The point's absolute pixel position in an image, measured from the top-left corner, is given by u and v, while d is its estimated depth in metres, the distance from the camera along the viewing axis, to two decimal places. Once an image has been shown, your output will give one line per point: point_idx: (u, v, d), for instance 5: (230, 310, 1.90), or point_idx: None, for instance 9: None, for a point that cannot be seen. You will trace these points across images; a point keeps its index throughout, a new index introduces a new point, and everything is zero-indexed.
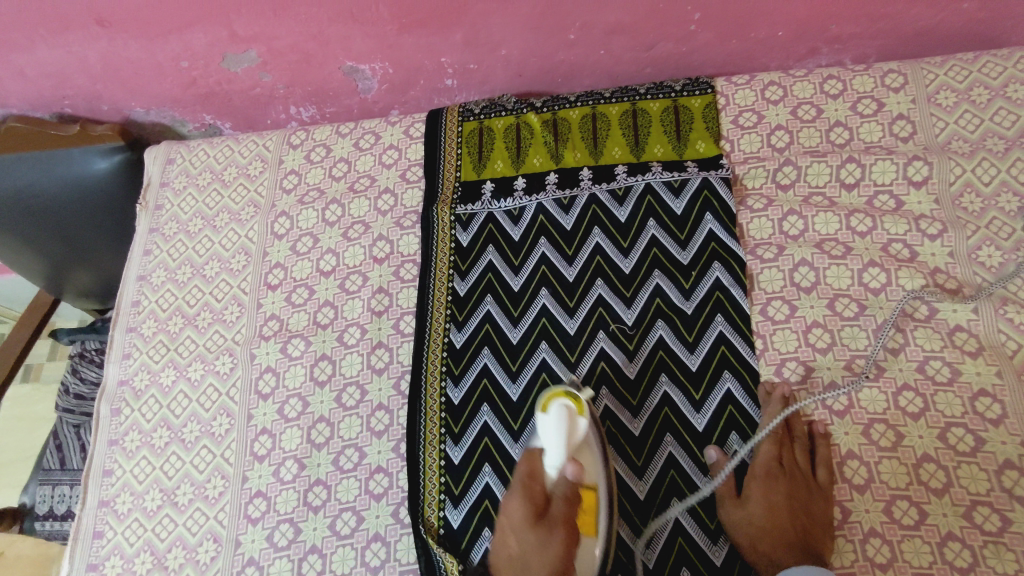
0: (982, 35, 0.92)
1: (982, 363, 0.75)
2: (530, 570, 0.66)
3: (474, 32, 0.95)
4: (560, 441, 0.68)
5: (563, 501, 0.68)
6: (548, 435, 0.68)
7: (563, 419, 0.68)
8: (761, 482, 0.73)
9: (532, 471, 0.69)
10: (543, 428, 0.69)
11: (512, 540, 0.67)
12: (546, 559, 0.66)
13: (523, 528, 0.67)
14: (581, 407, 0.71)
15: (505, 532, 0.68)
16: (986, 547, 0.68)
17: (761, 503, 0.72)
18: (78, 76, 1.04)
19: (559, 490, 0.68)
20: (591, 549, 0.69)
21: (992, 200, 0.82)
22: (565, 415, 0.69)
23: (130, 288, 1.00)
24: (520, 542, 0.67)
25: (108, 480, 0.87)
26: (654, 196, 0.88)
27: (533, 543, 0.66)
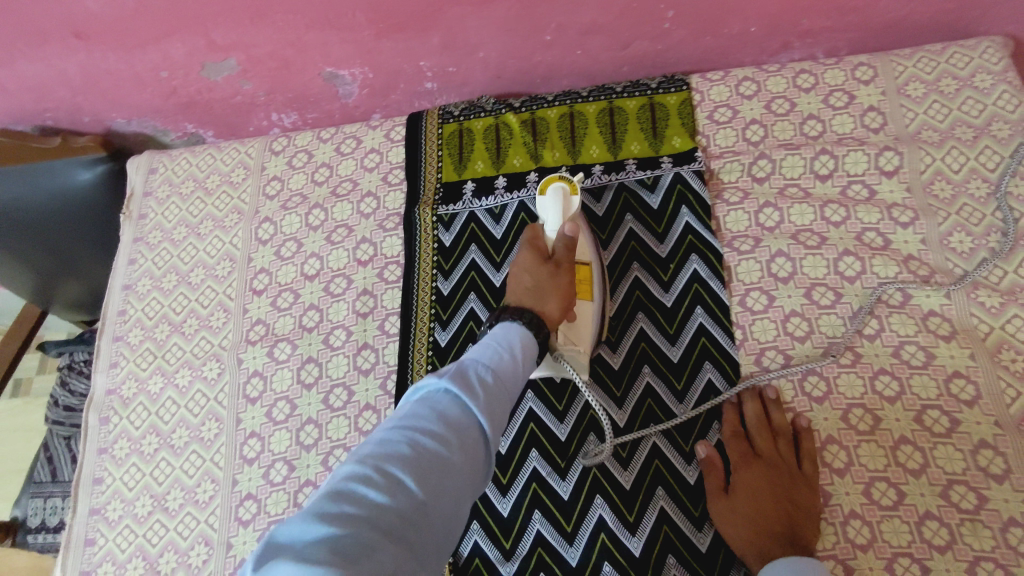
0: (950, 26, 0.94)
1: (956, 346, 0.76)
2: (545, 293, 0.71)
3: (451, 35, 0.96)
4: (559, 210, 0.79)
5: (565, 251, 0.76)
6: (546, 210, 0.80)
7: (559, 194, 0.79)
8: (749, 473, 0.74)
9: (535, 235, 0.79)
10: (546, 209, 0.80)
11: (524, 275, 0.73)
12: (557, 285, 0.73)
13: (535, 266, 0.74)
14: (574, 189, 0.81)
15: (517, 273, 0.74)
16: (963, 524, 0.69)
17: (749, 493, 0.72)
18: (58, 89, 1.04)
19: (561, 244, 0.77)
20: (587, 308, 0.79)
21: (962, 186, 0.84)
22: (562, 189, 0.80)
23: (116, 297, 1.00)
24: (534, 273, 0.73)
25: (99, 488, 0.88)
26: (630, 193, 0.92)
27: (546, 275, 0.73)
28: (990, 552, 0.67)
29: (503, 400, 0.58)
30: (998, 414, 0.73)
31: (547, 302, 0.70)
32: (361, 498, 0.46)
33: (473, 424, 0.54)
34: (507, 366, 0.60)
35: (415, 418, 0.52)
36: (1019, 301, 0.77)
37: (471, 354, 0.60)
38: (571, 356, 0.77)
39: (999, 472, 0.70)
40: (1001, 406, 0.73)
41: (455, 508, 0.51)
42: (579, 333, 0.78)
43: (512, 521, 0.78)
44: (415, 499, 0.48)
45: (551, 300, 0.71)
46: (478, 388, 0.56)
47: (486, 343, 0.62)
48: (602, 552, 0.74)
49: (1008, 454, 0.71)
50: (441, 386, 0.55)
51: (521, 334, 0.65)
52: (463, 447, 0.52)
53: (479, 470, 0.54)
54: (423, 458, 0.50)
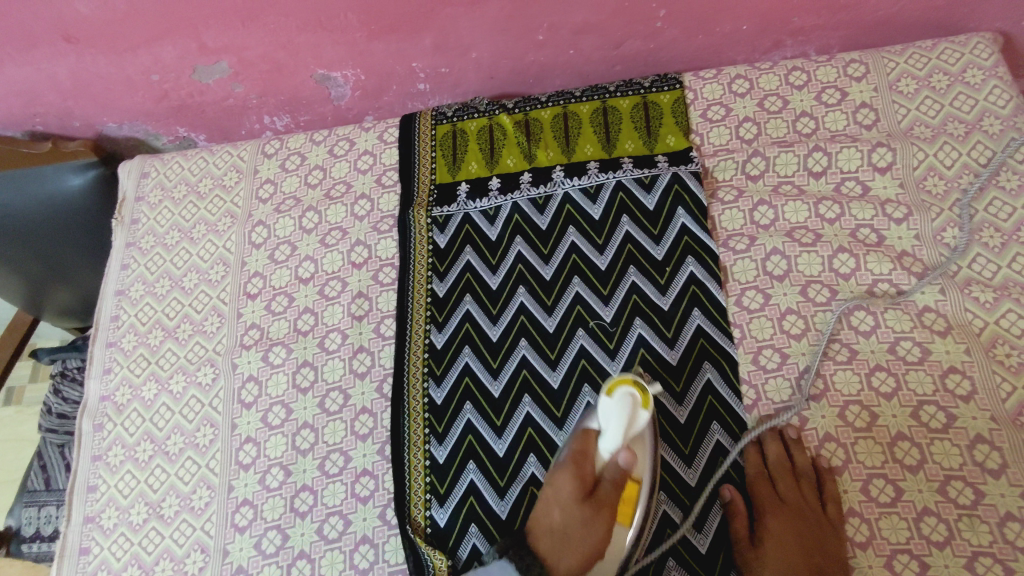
0: (940, 22, 0.94)
1: (951, 341, 0.76)
2: (567, 539, 0.71)
3: (443, 36, 0.95)
4: (621, 429, 0.69)
5: (611, 486, 0.71)
6: (608, 422, 0.70)
7: (627, 406, 0.69)
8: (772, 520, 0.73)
9: (585, 448, 0.72)
10: (607, 413, 0.70)
11: (553, 510, 0.71)
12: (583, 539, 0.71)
13: (569, 503, 0.71)
14: (646, 400, 0.70)
15: (549, 503, 0.72)
16: (961, 520, 0.69)
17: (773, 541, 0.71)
18: (48, 94, 1.04)
19: (609, 475, 0.71)
20: (621, 535, 0.72)
21: (954, 182, 0.84)
22: (630, 402, 0.70)
23: (109, 303, 0.99)
24: (563, 511, 0.71)
25: (93, 496, 0.87)
26: (626, 192, 0.90)
27: (576, 518, 0.71)
28: (988, 547, 0.68)
29: None
30: (994, 409, 0.73)
31: (561, 559, 0.70)
32: None
33: None
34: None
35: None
36: (1013, 295, 0.77)
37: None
38: None
39: (996, 467, 0.70)
40: (996, 401, 0.73)
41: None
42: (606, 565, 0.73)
43: (513, 521, 0.76)
44: None
45: (567, 551, 0.70)
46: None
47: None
48: None
49: (1004, 449, 0.71)
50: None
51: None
52: None
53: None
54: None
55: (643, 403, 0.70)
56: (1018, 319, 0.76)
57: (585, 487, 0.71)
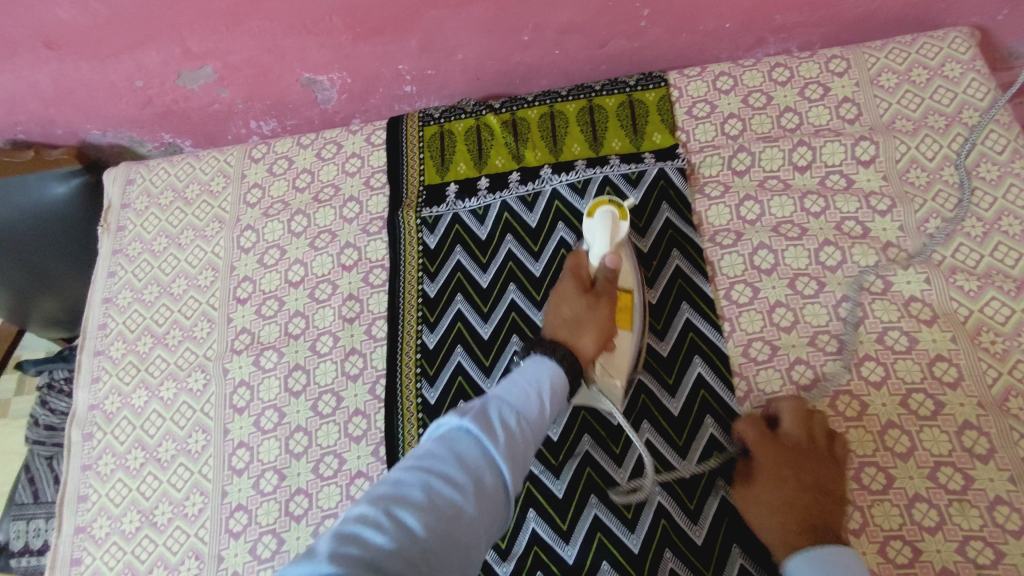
0: (919, 18, 0.96)
1: (937, 329, 0.77)
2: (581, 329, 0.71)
3: (429, 37, 0.96)
4: (607, 237, 0.76)
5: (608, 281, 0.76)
6: (596, 238, 0.77)
7: (608, 218, 0.77)
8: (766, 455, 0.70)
9: (578, 264, 0.77)
10: (592, 232, 0.78)
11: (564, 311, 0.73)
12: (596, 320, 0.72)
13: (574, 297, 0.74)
14: (623, 214, 0.78)
15: (557, 304, 0.74)
16: (952, 505, 0.70)
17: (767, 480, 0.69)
18: (30, 102, 1.03)
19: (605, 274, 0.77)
20: (626, 339, 0.76)
21: (937, 173, 0.85)
22: (609, 217, 0.77)
23: (96, 310, 0.98)
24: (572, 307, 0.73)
25: (84, 506, 0.86)
26: (613, 187, 0.90)
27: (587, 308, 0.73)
28: (978, 532, 0.68)
29: (528, 443, 0.57)
30: (981, 395, 0.74)
31: (582, 339, 0.70)
32: (368, 542, 0.47)
33: (492, 471, 0.54)
34: (533, 409, 0.59)
35: (434, 461, 0.53)
36: (996, 283, 0.79)
37: (499, 391, 0.60)
38: (606, 388, 0.74)
39: (984, 452, 0.71)
40: (983, 388, 0.74)
41: (466, 556, 0.51)
42: (615, 366, 0.75)
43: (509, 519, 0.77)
44: (420, 544, 0.48)
45: (586, 334, 0.71)
46: (500, 432, 0.56)
47: (518, 380, 0.62)
48: (599, 550, 0.73)
49: (992, 434, 0.72)
50: (462, 428, 0.56)
51: (554, 371, 0.64)
52: (480, 497, 0.52)
53: (494, 520, 0.53)
54: (436, 506, 0.50)
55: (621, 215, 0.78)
56: (1002, 306, 0.78)
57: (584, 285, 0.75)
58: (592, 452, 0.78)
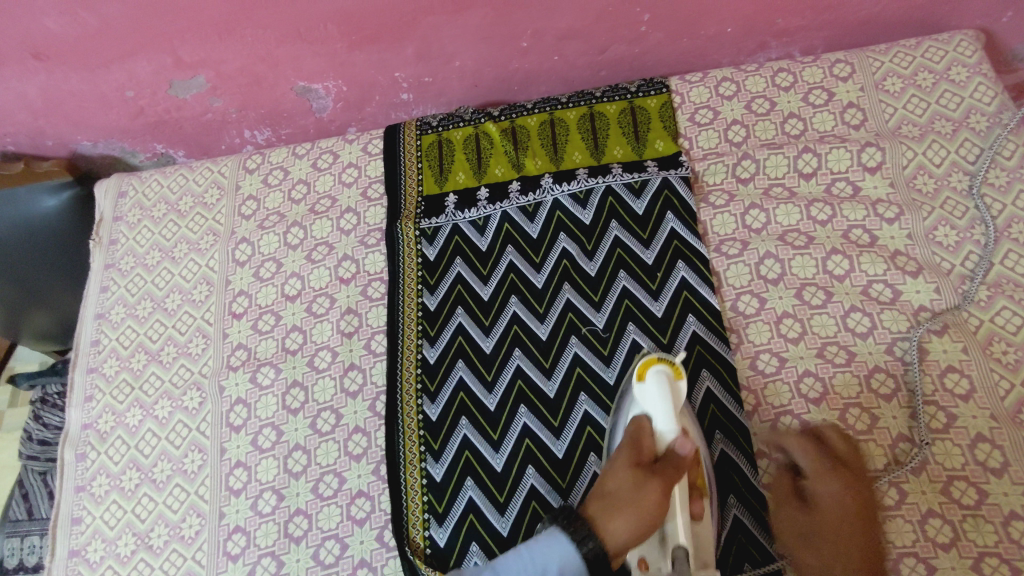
0: (923, 21, 0.95)
1: (948, 340, 0.76)
2: (626, 509, 0.62)
3: (426, 44, 0.94)
4: (666, 404, 0.67)
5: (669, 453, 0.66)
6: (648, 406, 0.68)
7: (662, 380, 0.68)
8: (833, 488, 0.66)
9: (639, 431, 0.68)
10: (645, 397, 0.69)
11: (608, 486, 0.65)
12: (642, 502, 0.62)
13: (624, 471, 0.65)
14: (677, 372, 0.69)
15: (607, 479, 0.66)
16: (966, 520, 0.68)
17: (830, 515, 0.65)
18: (18, 113, 1.01)
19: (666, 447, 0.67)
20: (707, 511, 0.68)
21: (944, 180, 0.84)
22: (661, 379, 0.68)
23: (88, 327, 0.96)
24: (621, 485, 0.64)
25: (77, 529, 0.84)
26: (615, 197, 0.88)
27: (637, 491, 0.63)
28: (994, 548, 0.67)
29: None
30: (993, 407, 0.73)
31: (618, 524, 0.62)
32: None
33: None
34: None
35: None
36: (1006, 292, 0.77)
37: (503, 567, 0.61)
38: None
39: (997, 466, 0.70)
40: (995, 400, 0.73)
41: None
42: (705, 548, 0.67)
43: (514, 540, 0.73)
44: None
45: (622, 518, 0.62)
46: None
47: (530, 568, 0.60)
48: None
49: (1005, 448, 0.70)
50: None
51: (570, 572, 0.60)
52: None
53: None
54: None
55: (675, 374, 0.69)
56: (1013, 315, 0.76)
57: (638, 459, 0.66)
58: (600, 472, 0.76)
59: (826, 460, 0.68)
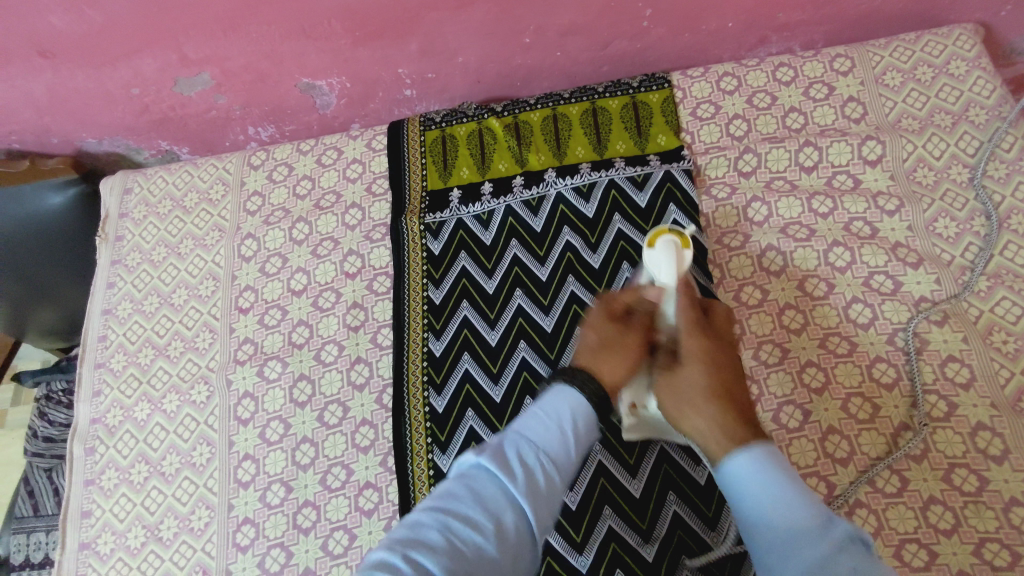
0: (922, 15, 0.95)
1: (948, 330, 0.77)
2: (608, 352, 0.65)
3: (430, 40, 0.95)
4: (670, 268, 0.70)
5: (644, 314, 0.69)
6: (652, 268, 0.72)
7: (671, 248, 0.70)
8: (699, 344, 0.64)
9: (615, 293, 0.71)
10: (654, 263, 0.71)
11: (586, 336, 0.68)
12: (625, 345, 0.66)
13: (604, 324, 0.68)
14: (685, 242, 0.72)
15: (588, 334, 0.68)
16: (967, 507, 0.69)
17: (699, 360, 0.63)
18: (24, 111, 1.01)
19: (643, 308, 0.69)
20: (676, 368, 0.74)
21: (944, 172, 0.85)
22: (671, 248, 0.70)
23: (95, 322, 0.97)
24: (599, 333, 0.67)
25: (88, 522, 0.85)
26: (618, 190, 0.89)
27: (619, 340, 0.66)
28: (995, 533, 0.68)
29: (555, 484, 0.56)
30: (993, 395, 0.73)
31: (604, 367, 0.63)
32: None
33: (517, 511, 0.53)
34: (557, 447, 0.57)
35: (455, 499, 0.53)
36: (1006, 283, 0.78)
37: (520, 427, 0.59)
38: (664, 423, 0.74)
39: (998, 453, 0.71)
40: (995, 388, 0.74)
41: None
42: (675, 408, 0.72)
43: None
44: None
45: (611, 363, 0.64)
46: (521, 468, 0.55)
47: (537, 415, 0.59)
48: (613, 560, 0.72)
49: (1005, 435, 0.71)
50: (480, 463, 0.56)
51: (574, 408, 0.59)
52: (504, 540, 0.51)
53: (522, 566, 0.52)
54: (457, 547, 0.50)
55: (682, 245, 0.72)
56: (1013, 305, 0.77)
57: (616, 315, 0.69)
58: (606, 461, 0.77)
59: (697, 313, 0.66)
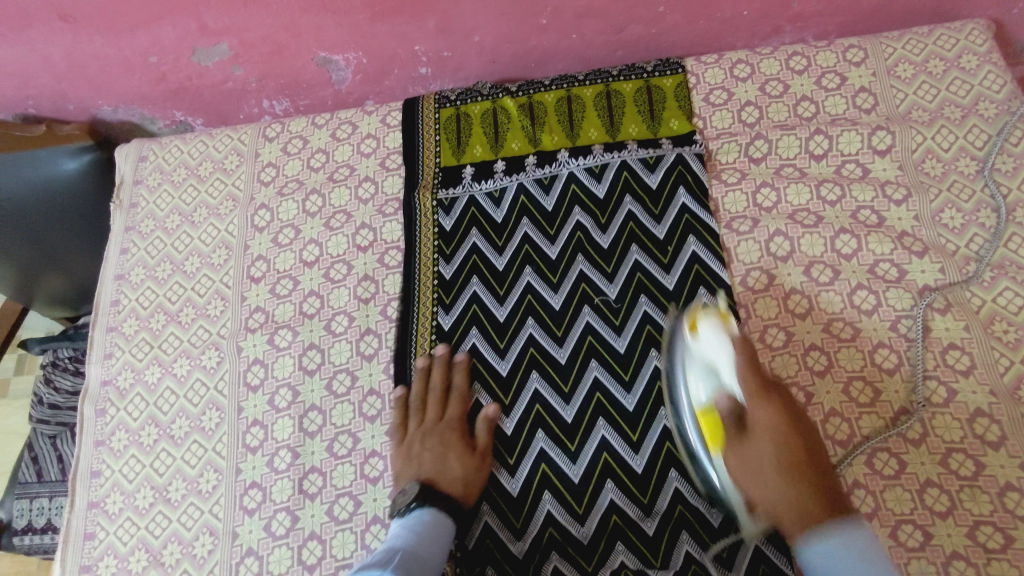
0: (935, 10, 0.96)
1: (950, 318, 0.78)
2: (466, 483, 0.76)
3: (447, 18, 0.95)
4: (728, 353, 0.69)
5: (483, 424, 0.80)
6: (706, 355, 0.71)
7: (720, 331, 0.71)
8: (768, 413, 0.65)
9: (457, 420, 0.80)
10: (711, 352, 0.70)
11: (451, 460, 0.77)
12: (480, 460, 0.78)
13: (454, 450, 0.78)
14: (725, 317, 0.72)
15: (439, 456, 0.77)
16: (963, 490, 0.71)
17: (774, 439, 0.65)
18: (42, 76, 1.02)
19: (483, 422, 0.80)
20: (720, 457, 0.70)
21: (952, 164, 0.86)
22: (720, 329, 0.71)
23: (109, 287, 0.98)
24: (456, 460, 0.77)
25: (97, 481, 0.86)
26: (630, 171, 0.90)
27: (473, 458, 0.77)
28: (989, 517, 0.69)
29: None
30: (993, 383, 0.75)
31: (472, 492, 0.76)
32: None
33: None
34: (434, 562, 0.68)
35: None
36: (1010, 274, 0.79)
37: (403, 544, 0.68)
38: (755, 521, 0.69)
39: (995, 439, 0.72)
40: (995, 376, 0.75)
41: None
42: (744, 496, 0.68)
43: (524, 499, 0.77)
44: None
45: (475, 480, 0.77)
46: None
47: (417, 529, 0.71)
48: (614, 533, 0.74)
49: (1003, 422, 0.73)
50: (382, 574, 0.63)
51: (448, 522, 0.73)
52: None
53: None
54: None
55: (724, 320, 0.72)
56: (1015, 296, 0.78)
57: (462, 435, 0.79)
58: (609, 437, 0.78)
59: (759, 379, 0.67)
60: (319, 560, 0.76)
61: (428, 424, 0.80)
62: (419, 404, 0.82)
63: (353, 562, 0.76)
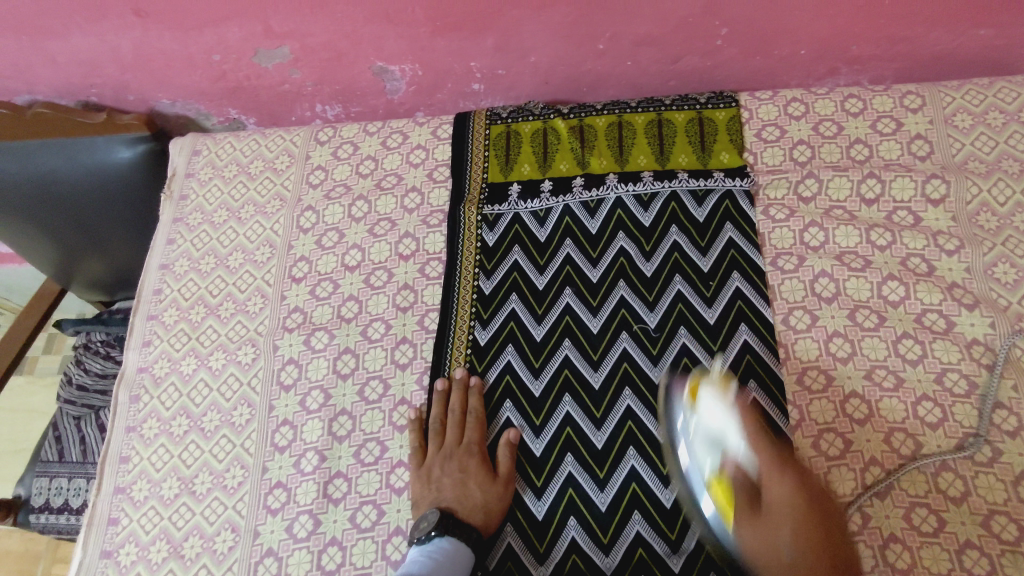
0: (996, 62, 0.95)
1: (999, 377, 0.76)
2: (487, 507, 0.76)
3: (506, 38, 0.96)
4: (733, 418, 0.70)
5: (506, 448, 0.79)
6: (711, 426, 0.70)
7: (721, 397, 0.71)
8: (783, 488, 0.65)
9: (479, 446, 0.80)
10: (713, 418, 0.70)
11: (472, 486, 0.77)
12: (500, 484, 0.77)
13: (476, 476, 0.77)
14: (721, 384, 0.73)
15: (461, 481, 0.77)
16: (1004, 556, 0.68)
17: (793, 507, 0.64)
18: (108, 66, 1.05)
19: (506, 447, 0.79)
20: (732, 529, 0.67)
21: (1008, 219, 0.84)
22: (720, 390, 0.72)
23: (152, 276, 0.99)
24: (478, 485, 0.77)
25: (125, 467, 0.87)
26: (678, 202, 0.90)
27: (494, 483, 0.77)
28: None
29: None
30: None
31: (494, 516, 0.76)
32: None
33: None
34: None
35: None
36: None
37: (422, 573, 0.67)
38: None
39: None
40: None
41: None
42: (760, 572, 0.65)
43: (548, 524, 0.76)
44: None
45: (497, 504, 0.76)
46: None
47: (435, 557, 0.70)
48: (638, 567, 0.72)
49: None
50: None
51: (465, 552, 0.72)
52: None
53: None
54: None
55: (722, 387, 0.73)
56: None
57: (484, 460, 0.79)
58: (638, 468, 0.77)
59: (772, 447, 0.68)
60: (338, 567, 0.76)
61: (448, 448, 0.80)
62: (440, 428, 0.81)
63: (372, 571, 0.75)
